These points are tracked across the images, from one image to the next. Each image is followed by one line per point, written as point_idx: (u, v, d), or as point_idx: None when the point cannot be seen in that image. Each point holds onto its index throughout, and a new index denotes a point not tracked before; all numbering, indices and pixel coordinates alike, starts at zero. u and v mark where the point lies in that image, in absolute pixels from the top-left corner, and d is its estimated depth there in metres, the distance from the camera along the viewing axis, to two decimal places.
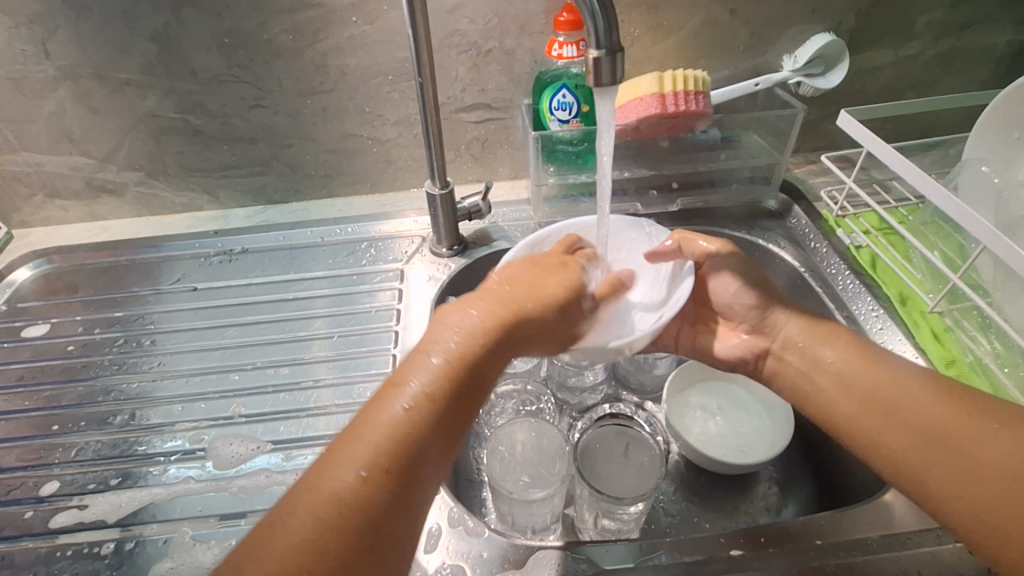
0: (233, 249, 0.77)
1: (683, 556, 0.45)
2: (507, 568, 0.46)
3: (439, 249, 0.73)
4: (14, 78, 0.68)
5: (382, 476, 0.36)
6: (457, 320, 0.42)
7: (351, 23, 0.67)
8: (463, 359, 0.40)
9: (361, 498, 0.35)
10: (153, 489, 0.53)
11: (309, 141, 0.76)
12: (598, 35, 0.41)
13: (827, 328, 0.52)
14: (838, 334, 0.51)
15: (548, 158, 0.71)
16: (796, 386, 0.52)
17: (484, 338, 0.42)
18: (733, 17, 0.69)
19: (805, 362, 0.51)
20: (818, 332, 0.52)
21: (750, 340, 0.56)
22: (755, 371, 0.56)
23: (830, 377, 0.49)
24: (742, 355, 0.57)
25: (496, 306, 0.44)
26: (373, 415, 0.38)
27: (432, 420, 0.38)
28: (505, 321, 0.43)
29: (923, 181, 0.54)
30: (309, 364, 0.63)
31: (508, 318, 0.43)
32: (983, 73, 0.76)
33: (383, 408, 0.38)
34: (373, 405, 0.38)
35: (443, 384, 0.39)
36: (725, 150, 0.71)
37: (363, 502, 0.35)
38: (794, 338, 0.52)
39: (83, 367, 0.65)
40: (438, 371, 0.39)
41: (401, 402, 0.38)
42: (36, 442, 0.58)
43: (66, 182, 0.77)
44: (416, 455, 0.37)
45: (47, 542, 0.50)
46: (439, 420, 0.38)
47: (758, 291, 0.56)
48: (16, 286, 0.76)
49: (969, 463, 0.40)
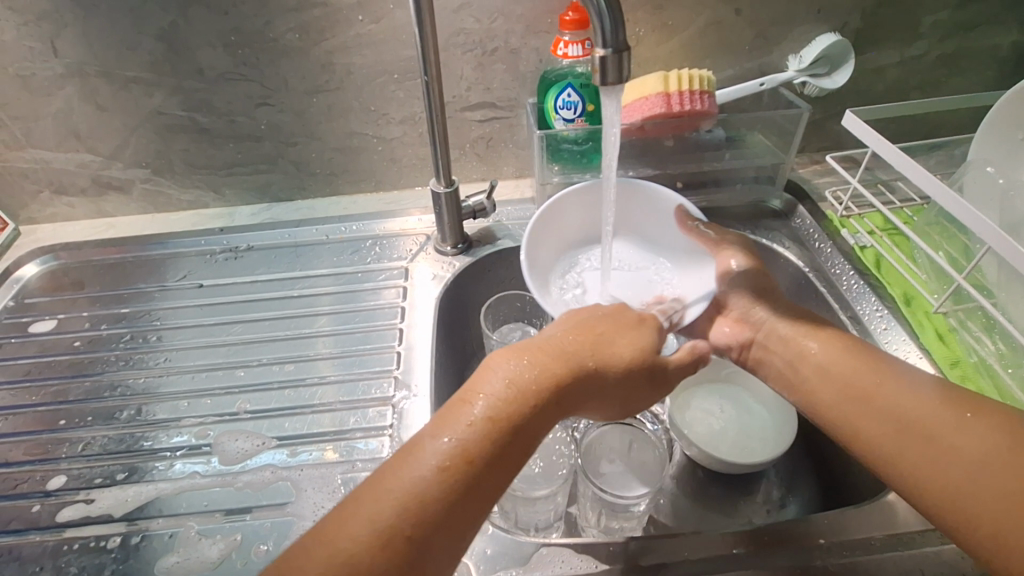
0: (239, 246, 0.78)
1: (686, 554, 0.46)
2: (510, 564, 0.46)
3: (444, 247, 0.73)
4: (22, 75, 0.69)
5: (421, 516, 0.37)
6: (509, 371, 0.43)
7: (357, 22, 0.67)
8: (512, 408, 0.41)
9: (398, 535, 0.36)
10: (159, 484, 0.54)
11: (315, 140, 0.76)
12: (605, 34, 0.41)
13: (814, 324, 0.52)
14: (825, 329, 0.51)
15: (553, 157, 0.72)
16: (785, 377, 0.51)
17: (524, 396, 0.42)
18: (738, 17, 0.69)
19: (790, 354, 0.51)
20: (805, 326, 0.52)
21: (736, 328, 0.56)
22: (741, 358, 0.56)
23: (814, 371, 0.49)
24: (728, 341, 0.56)
25: (548, 357, 0.45)
26: (414, 456, 0.39)
27: (477, 467, 0.39)
28: (549, 379, 0.43)
29: (928, 181, 0.54)
30: (314, 361, 0.64)
31: (558, 378, 0.43)
32: (988, 74, 0.76)
33: (412, 458, 0.39)
34: (417, 449, 0.39)
35: (474, 441, 0.39)
36: (730, 149, 0.72)
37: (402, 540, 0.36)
38: (780, 330, 0.53)
39: (90, 362, 0.66)
40: (474, 428, 0.40)
41: (445, 445, 0.39)
42: (43, 437, 0.59)
43: (73, 179, 0.78)
44: (456, 501, 0.38)
45: (54, 535, 0.51)
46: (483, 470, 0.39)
47: (753, 284, 0.57)
48: (23, 282, 0.76)
49: (951, 451, 0.40)
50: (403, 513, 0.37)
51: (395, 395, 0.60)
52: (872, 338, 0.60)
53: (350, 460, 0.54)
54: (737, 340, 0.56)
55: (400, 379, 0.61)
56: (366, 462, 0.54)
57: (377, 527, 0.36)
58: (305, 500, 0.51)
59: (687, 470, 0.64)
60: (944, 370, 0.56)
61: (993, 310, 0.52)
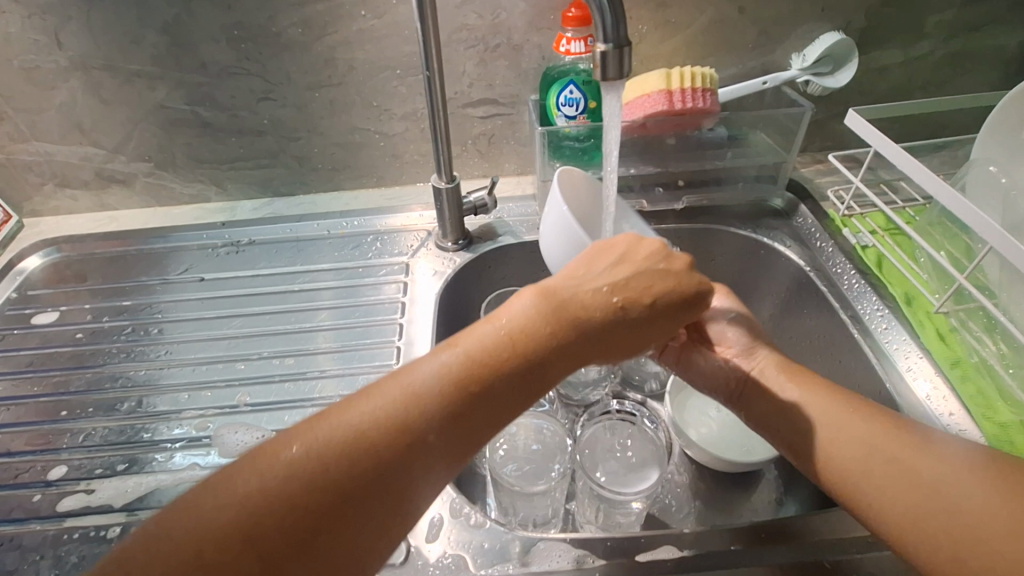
0: (240, 240, 0.78)
1: (682, 551, 0.46)
2: (507, 558, 0.46)
3: (444, 243, 0.73)
4: (26, 68, 0.69)
5: (394, 445, 0.34)
6: (527, 305, 0.39)
7: (360, 17, 0.67)
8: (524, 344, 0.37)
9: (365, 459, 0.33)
10: (159, 475, 0.54)
11: (316, 134, 0.76)
12: (606, 30, 0.41)
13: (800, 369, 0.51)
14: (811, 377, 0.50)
15: (554, 154, 0.71)
16: (771, 413, 0.49)
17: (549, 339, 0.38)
18: (741, 15, 0.69)
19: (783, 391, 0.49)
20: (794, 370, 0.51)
21: (734, 364, 0.52)
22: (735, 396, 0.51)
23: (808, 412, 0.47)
24: (725, 378, 0.52)
25: (581, 303, 0.39)
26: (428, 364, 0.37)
27: (465, 403, 0.36)
28: (576, 331, 0.39)
29: (931, 181, 0.54)
30: (314, 355, 0.64)
31: (585, 328, 0.39)
32: (993, 75, 0.76)
33: (430, 370, 0.36)
34: (433, 358, 0.37)
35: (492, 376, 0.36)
36: (731, 148, 0.71)
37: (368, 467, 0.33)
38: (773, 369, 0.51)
39: (91, 354, 0.66)
40: (490, 355, 0.37)
41: (440, 369, 0.36)
42: (45, 427, 0.59)
43: (76, 172, 0.78)
44: (434, 438, 0.35)
45: (55, 525, 0.51)
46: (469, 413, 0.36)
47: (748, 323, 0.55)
48: (26, 274, 0.77)
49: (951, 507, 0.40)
50: (377, 437, 0.34)
51: None
52: (872, 338, 0.60)
53: None
54: (732, 376, 0.52)
55: None
56: None
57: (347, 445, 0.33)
58: None
59: (686, 468, 0.63)
60: (945, 370, 0.56)
61: (994, 310, 0.52)
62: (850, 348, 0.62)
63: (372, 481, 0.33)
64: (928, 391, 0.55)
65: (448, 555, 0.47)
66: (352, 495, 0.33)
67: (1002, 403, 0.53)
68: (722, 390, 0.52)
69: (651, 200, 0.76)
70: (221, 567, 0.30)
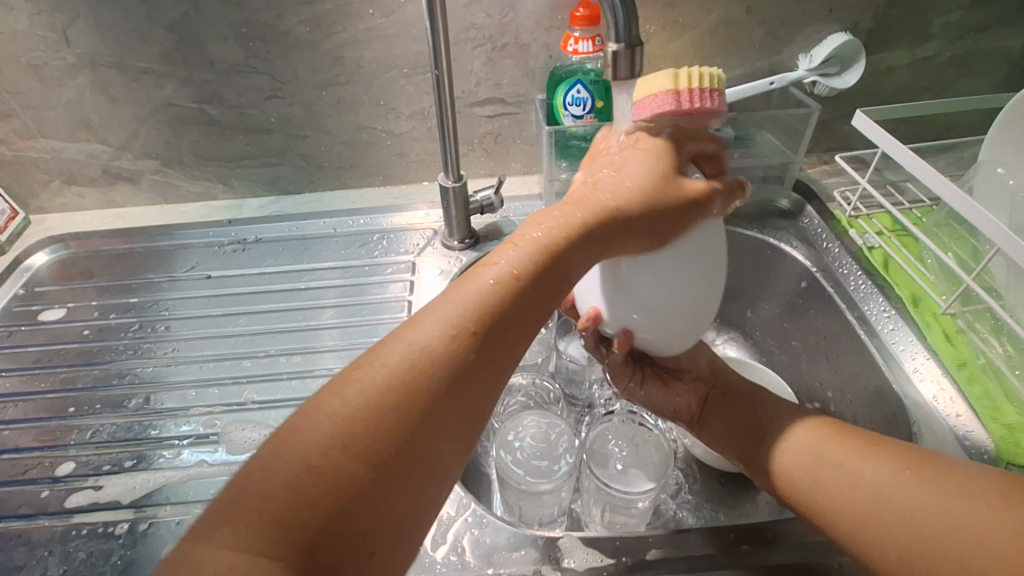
0: (247, 238, 0.78)
1: (688, 550, 0.46)
2: (514, 557, 0.46)
3: (451, 242, 0.73)
4: (35, 65, 0.69)
5: (460, 352, 0.31)
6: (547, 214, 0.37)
7: (368, 16, 0.67)
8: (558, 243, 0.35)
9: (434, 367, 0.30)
10: (167, 472, 0.54)
11: (323, 133, 0.76)
12: (617, 29, 0.42)
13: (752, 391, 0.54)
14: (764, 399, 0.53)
15: (561, 154, 0.71)
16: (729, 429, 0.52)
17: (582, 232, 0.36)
18: (749, 15, 0.69)
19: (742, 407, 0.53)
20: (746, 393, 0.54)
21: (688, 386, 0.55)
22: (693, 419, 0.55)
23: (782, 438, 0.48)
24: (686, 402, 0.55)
25: (588, 199, 0.38)
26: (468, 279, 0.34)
27: (520, 302, 0.33)
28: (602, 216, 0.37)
29: (937, 181, 0.54)
30: (320, 353, 0.64)
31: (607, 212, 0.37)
32: (1000, 76, 0.75)
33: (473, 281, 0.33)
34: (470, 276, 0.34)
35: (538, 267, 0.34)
36: (738, 149, 0.72)
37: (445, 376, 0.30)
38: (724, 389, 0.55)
39: (99, 350, 0.66)
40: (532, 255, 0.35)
41: (485, 282, 0.33)
42: (52, 424, 0.59)
43: (83, 169, 0.78)
44: (501, 328, 0.33)
45: (63, 521, 0.51)
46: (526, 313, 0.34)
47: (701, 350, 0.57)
48: (33, 270, 0.77)
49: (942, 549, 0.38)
50: (438, 344, 0.31)
51: None
52: (879, 338, 0.60)
53: None
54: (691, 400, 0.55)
55: None
56: None
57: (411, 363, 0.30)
58: None
59: (691, 469, 0.64)
60: (952, 371, 0.56)
61: (1001, 311, 0.53)
62: (856, 348, 0.62)
63: (455, 384, 0.31)
64: (935, 392, 0.55)
65: (455, 552, 0.47)
66: (440, 391, 0.30)
67: (1009, 404, 0.53)
68: (683, 412, 0.55)
69: None
70: (337, 497, 0.26)
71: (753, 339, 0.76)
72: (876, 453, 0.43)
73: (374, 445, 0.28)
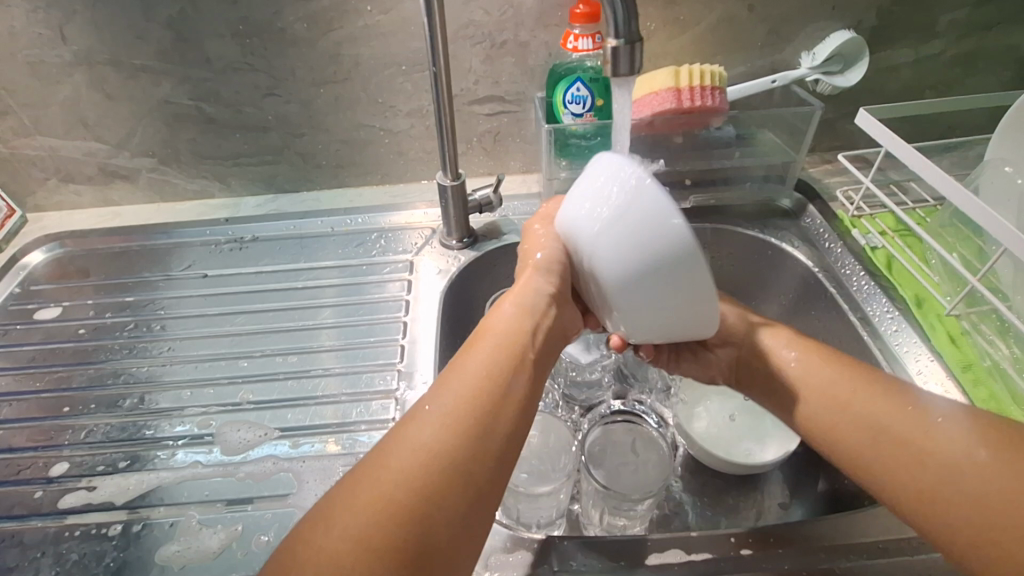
0: (244, 237, 0.78)
1: (689, 554, 0.45)
2: (511, 559, 0.45)
3: (449, 241, 0.73)
4: (31, 62, 0.69)
5: (459, 444, 0.37)
6: (503, 319, 0.45)
7: (366, 13, 0.67)
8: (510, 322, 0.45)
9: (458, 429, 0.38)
10: (161, 473, 0.53)
11: (321, 131, 0.76)
12: (617, 25, 0.40)
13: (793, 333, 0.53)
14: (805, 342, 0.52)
15: (561, 152, 0.70)
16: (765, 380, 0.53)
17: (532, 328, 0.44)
18: (751, 13, 0.68)
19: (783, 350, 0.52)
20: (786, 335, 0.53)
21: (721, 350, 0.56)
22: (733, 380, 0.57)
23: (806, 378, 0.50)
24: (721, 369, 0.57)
25: (525, 298, 0.46)
26: (449, 383, 0.41)
27: (501, 393, 0.40)
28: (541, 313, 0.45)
29: (945, 181, 0.53)
30: (316, 353, 0.63)
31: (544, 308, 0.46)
32: (1005, 75, 0.75)
33: (454, 383, 0.40)
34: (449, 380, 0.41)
35: (508, 363, 0.42)
36: (740, 147, 0.71)
37: (471, 432, 0.38)
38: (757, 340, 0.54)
39: (94, 350, 0.66)
40: (498, 354, 0.42)
41: (465, 384, 0.40)
42: (46, 423, 0.59)
43: (80, 167, 0.78)
44: (494, 419, 0.39)
45: (56, 522, 0.51)
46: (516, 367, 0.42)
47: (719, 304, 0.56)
48: (29, 269, 0.76)
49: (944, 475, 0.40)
50: (438, 443, 0.37)
51: (398, 388, 0.59)
52: (882, 341, 0.59)
53: (352, 453, 0.53)
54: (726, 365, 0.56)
55: (404, 372, 0.60)
56: None
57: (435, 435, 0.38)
58: (308, 492, 0.50)
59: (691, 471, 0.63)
60: (956, 373, 0.55)
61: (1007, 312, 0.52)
62: (858, 349, 0.61)
63: (460, 475, 0.36)
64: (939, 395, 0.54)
65: None
66: (451, 484, 0.36)
67: (1016, 407, 0.52)
68: (722, 379, 0.57)
69: None
70: None
71: None
72: (930, 422, 0.42)
73: (401, 543, 0.34)
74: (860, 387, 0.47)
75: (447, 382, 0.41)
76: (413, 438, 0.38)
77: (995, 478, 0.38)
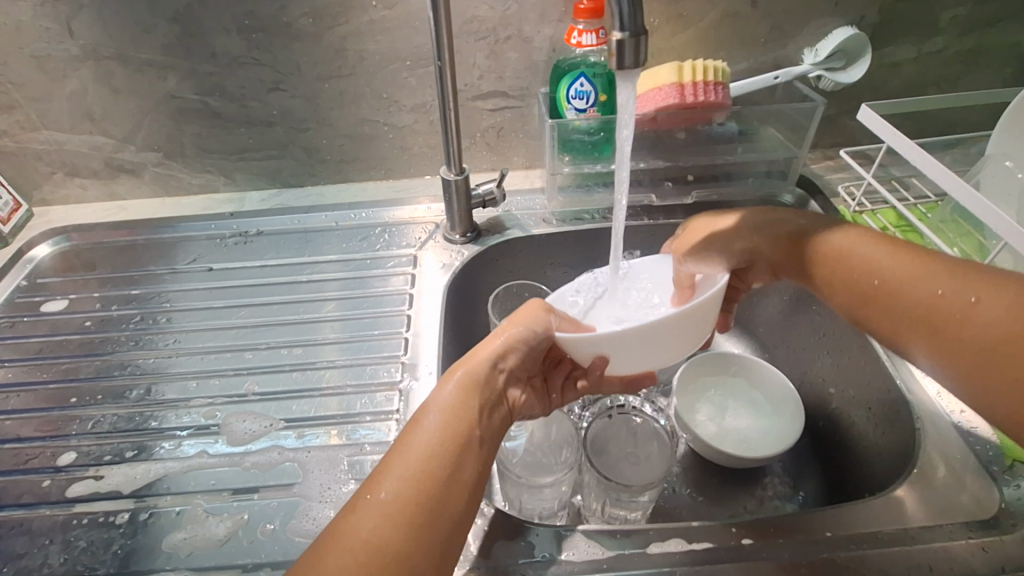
0: (248, 231, 0.78)
1: (690, 543, 0.45)
2: (516, 546, 0.46)
3: (452, 236, 0.73)
4: (38, 56, 0.69)
5: (392, 546, 0.35)
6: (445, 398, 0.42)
7: (370, 8, 0.67)
8: (456, 402, 0.41)
9: (398, 529, 0.35)
10: (168, 462, 0.54)
11: (325, 125, 0.76)
12: (622, 18, 0.39)
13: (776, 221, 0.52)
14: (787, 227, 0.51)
15: (564, 148, 0.71)
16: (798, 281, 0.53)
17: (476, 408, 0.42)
18: (753, 9, 0.68)
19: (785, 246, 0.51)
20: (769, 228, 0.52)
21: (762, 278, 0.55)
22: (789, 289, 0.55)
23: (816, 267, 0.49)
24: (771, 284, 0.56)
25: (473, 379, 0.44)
26: (386, 470, 0.38)
27: (442, 483, 0.37)
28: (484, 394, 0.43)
29: (950, 180, 0.53)
30: (320, 346, 0.63)
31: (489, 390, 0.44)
32: (1008, 71, 0.75)
33: (390, 474, 0.37)
34: (387, 468, 0.38)
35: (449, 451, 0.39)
36: (742, 143, 0.72)
37: (408, 530, 0.35)
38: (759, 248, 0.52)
39: (100, 342, 0.66)
40: (439, 439, 0.39)
41: (402, 475, 0.37)
42: (54, 414, 0.59)
43: (86, 162, 0.78)
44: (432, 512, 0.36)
45: (64, 510, 0.51)
46: (462, 456, 0.39)
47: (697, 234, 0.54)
48: (36, 262, 0.77)
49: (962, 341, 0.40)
50: (370, 542, 0.34)
51: (402, 380, 0.59)
52: None
53: (357, 443, 0.53)
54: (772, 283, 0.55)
55: (408, 364, 0.61)
56: (374, 445, 0.53)
57: (371, 539, 0.34)
58: (312, 481, 0.51)
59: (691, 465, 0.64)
60: None
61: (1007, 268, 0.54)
62: (858, 344, 0.61)
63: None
64: (939, 389, 0.55)
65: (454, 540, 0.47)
66: None
67: None
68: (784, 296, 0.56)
69: (660, 194, 0.76)
70: None
71: (755, 335, 0.76)
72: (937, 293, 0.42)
73: None
74: (878, 262, 0.46)
75: (382, 472, 0.38)
76: (347, 539, 0.35)
77: (1000, 323, 0.39)
